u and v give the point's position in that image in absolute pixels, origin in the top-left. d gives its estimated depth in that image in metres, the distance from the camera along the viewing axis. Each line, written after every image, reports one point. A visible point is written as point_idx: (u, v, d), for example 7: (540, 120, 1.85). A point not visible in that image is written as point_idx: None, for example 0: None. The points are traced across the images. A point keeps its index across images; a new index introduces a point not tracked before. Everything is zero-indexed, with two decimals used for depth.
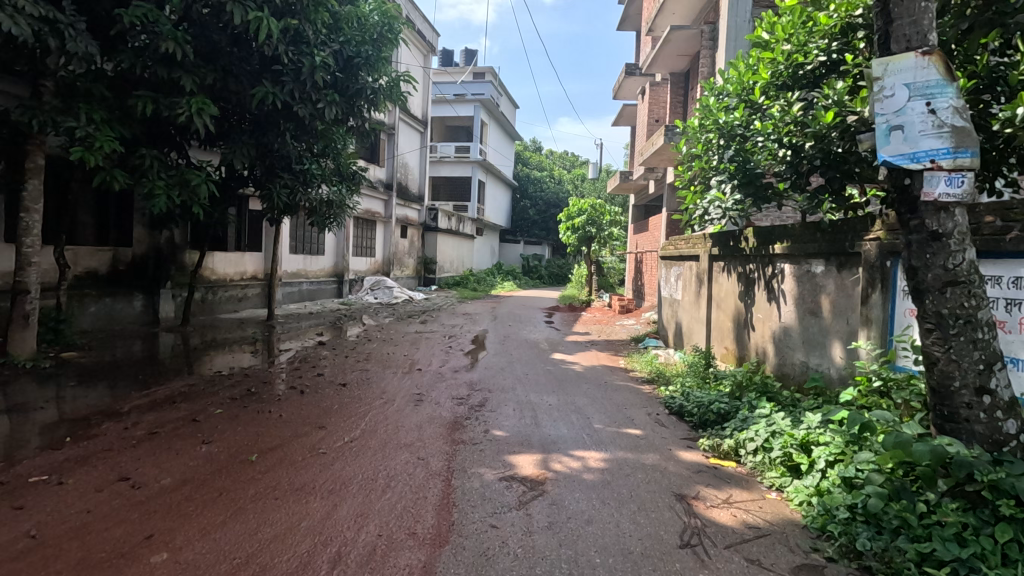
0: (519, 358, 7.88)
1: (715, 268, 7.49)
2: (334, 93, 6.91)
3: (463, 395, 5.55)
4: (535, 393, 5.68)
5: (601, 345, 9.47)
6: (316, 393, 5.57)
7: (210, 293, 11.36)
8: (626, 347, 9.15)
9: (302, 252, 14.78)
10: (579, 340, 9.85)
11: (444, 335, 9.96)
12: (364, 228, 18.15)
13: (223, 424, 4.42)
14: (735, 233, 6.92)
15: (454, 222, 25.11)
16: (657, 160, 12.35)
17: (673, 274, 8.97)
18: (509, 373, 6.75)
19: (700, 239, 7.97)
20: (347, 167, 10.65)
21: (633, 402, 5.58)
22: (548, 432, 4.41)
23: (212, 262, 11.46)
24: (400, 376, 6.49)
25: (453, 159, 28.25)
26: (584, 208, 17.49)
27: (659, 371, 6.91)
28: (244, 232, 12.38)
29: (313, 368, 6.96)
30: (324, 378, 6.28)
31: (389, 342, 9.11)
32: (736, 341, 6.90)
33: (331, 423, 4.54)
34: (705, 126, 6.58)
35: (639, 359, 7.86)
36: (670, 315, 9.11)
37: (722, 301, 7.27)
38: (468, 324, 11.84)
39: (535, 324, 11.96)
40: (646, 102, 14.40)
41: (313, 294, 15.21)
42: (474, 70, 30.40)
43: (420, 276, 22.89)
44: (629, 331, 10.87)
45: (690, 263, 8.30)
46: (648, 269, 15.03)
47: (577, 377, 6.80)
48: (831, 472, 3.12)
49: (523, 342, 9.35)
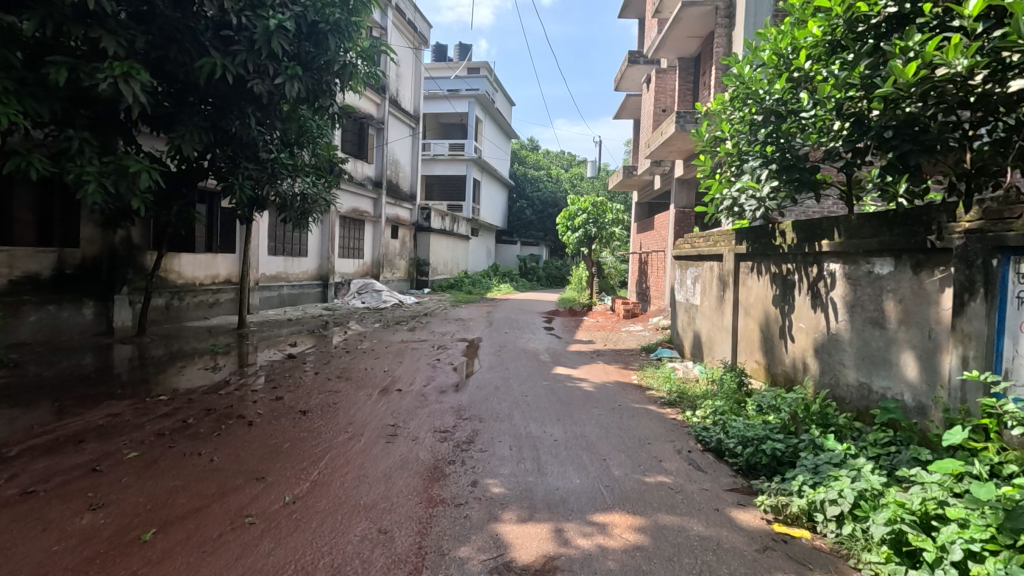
0: (516, 372, 6.84)
1: (742, 268, 6.49)
2: (295, 66, 5.86)
3: (448, 426, 4.51)
4: (536, 422, 4.65)
5: (609, 356, 8.46)
6: (267, 425, 4.52)
7: (175, 298, 10.33)
8: (637, 360, 8.11)
9: (282, 253, 13.75)
10: (583, 351, 8.81)
11: (433, 345, 8.92)
12: (350, 227, 17.10)
13: (130, 476, 3.37)
14: (769, 229, 5.91)
15: (448, 223, 24.06)
16: (666, 152, 11.37)
17: (689, 276, 7.96)
18: (504, 393, 5.72)
19: (722, 236, 6.96)
20: (324, 160, 9.60)
21: (657, 432, 4.56)
22: (556, 484, 3.39)
23: (178, 264, 10.45)
24: (376, 398, 5.46)
25: (447, 157, 27.24)
26: (585, 206, 16.41)
27: (681, 391, 5.89)
28: (215, 232, 11.34)
29: (275, 388, 5.90)
30: (283, 403, 5.23)
31: (369, 354, 8.05)
32: (767, 354, 5.89)
33: (273, 472, 3.49)
34: (734, 103, 5.57)
35: (655, 374, 6.85)
36: (686, 323, 8.09)
37: (750, 307, 6.26)
38: (461, 331, 10.80)
39: (535, 331, 10.93)
40: (651, 91, 13.42)
41: (294, 299, 14.16)
42: (468, 66, 29.41)
43: (412, 278, 21.84)
44: (638, 340, 9.84)
45: (709, 264, 7.28)
46: (653, 270, 14.22)
47: (584, 398, 5.78)
48: (978, 569, 2.12)
49: (521, 353, 8.31)
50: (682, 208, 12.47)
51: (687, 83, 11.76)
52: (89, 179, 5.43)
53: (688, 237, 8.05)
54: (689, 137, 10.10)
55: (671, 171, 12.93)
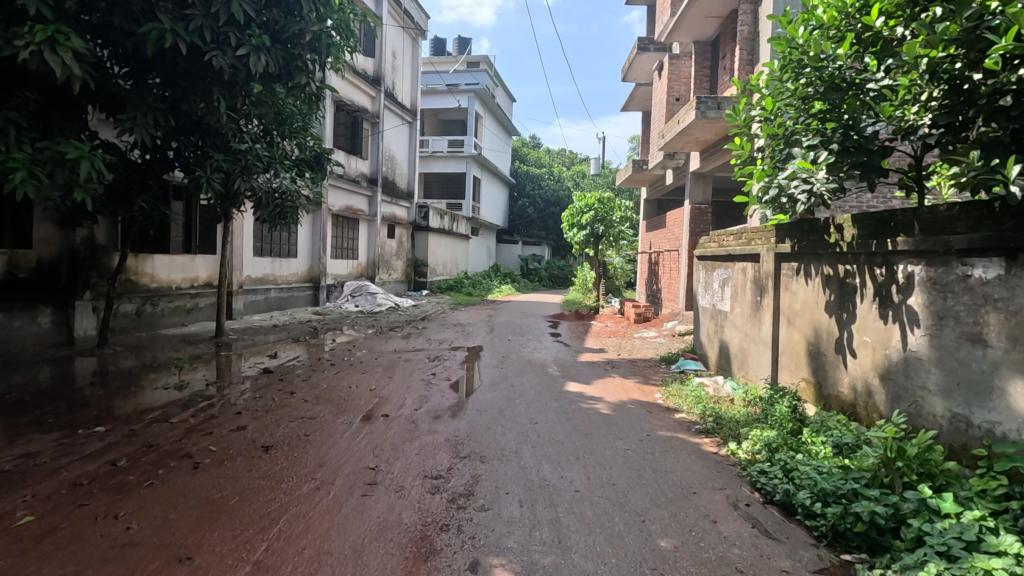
0: (522, 390, 5.95)
1: (784, 270, 5.59)
2: (261, 35, 4.99)
3: (441, 470, 3.63)
4: (549, 462, 3.77)
5: (624, 367, 7.58)
6: (217, 469, 3.63)
7: (147, 304, 9.47)
8: (656, 373, 7.20)
9: (269, 254, 12.89)
10: (595, 361, 7.91)
11: (428, 356, 8.03)
12: (344, 226, 16.27)
13: (8, 560, 2.49)
14: (822, 224, 5.01)
15: (447, 222, 23.16)
16: (682, 142, 10.45)
17: (715, 279, 7.07)
18: (509, 419, 4.83)
19: (760, 233, 6.06)
20: (307, 152, 8.71)
21: (699, 474, 3.69)
22: (584, 567, 2.50)
23: (152, 266, 9.59)
24: (356, 428, 4.58)
25: (446, 154, 26.36)
26: (591, 203, 15.33)
27: (718, 416, 5.00)
28: (193, 232, 10.49)
29: (238, 412, 5.01)
30: (243, 435, 4.33)
31: (355, 368, 7.15)
32: (815, 372, 5.00)
33: (205, 548, 2.61)
34: (784, 72, 4.70)
35: (681, 392, 5.96)
36: (712, 332, 7.19)
37: (794, 316, 5.37)
38: (460, 338, 9.93)
39: (540, 338, 10.03)
40: (663, 79, 12.53)
41: (282, 303, 13.30)
42: (468, 60, 28.51)
43: (410, 280, 20.98)
44: (654, 349, 8.94)
45: (742, 265, 6.39)
46: (666, 271, 13.34)
47: (604, 423, 4.90)
48: None
49: (526, 365, 7.41)
50: (697, 204, 11.62)
51: (703, 68, 10.85)
52: (17, 166, 4.47)
53: (715, 234, 7.16)
54: (709, 126, 9.18)
55: (685, 164, 12.05)
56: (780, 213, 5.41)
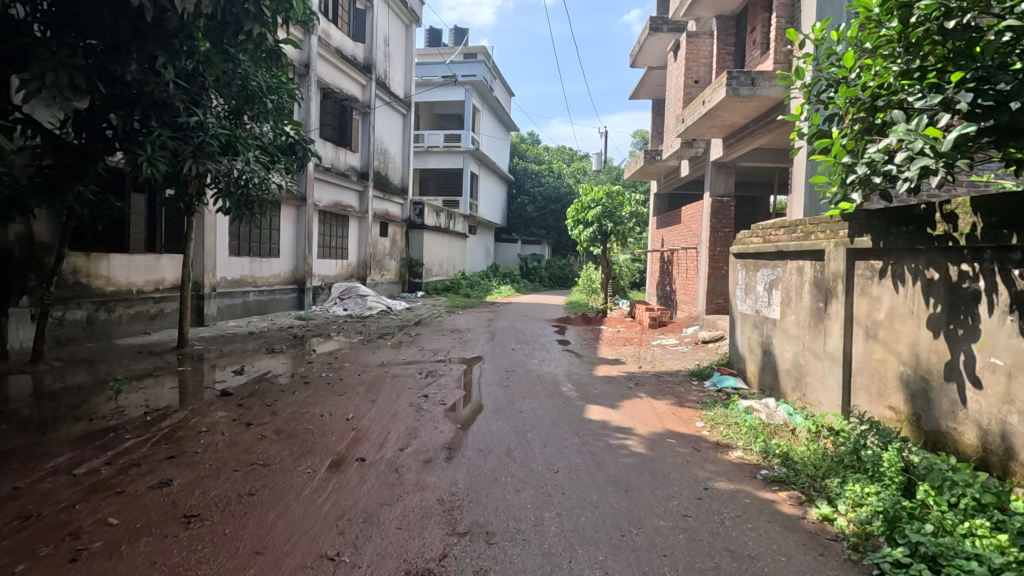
0: (534, 418, 4.86)
1: (860, 270, 4.52)
2: None
3: (432, 562, 2.52)
4: (584, 546, 2.66)
5: (650, 383, 6.51)
6: (108, 560, 2.51)
7: (102, 310, 8.34)
8: (689, 393, 6.07)
9: (249, 253, 11.80)
10: (615, 376, 6.79)
11: (421, 370, 6.92)
12: (333, 224, 15.16)
13: None
14: (920, 211, 3.93)
15: (444, 220, 22.03)
16: (705, 127, 9.38)
17: (759, 280, 5.99)
18: (522, 465, 3.73)
19: (822, 226, 5.00)
20: (279, 136, 7.60)
21: (802, 565, 2.58)
22: None
23: (107, 267, 8.47)
24: (320, 482, 3.46)
25: (442, 149, 25.28)
26: (599, 197, 14.25)
27: (790, 459, 3.90)
28: (158, 230, 9.41)
29: (170, 453, 3.86)
30: (164, 497, 3.20)
31: (334, 387, 6.02)
32: (915, 402, 3.93)
33: None
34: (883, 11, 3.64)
35: (729, 422, 4.89)
36: (754, 343, 6.10)
37: (877, 328, 4.29)
38: (458, 347, 8.83)
39: (548, 346, 8.94)
40: (678, 61, 11.46)
41: (263, 307, 12.18)
42: (464, 52, 27.41)
43: (404, 281, 19.83)
44: (680, 361, 7.84)
45: (798, 264, 5.31)
46: (682, 270, 12.26)
47: (644, 466, 3.81)
48: None
49: (536, 383, 6.29)
50: (719, 196, 10.61)
51: (727, 46, 9.75)
52: None
53: (759, 227, 6.08)
54: (740, 107, 8.07)
55: (705, 152, 10.95)
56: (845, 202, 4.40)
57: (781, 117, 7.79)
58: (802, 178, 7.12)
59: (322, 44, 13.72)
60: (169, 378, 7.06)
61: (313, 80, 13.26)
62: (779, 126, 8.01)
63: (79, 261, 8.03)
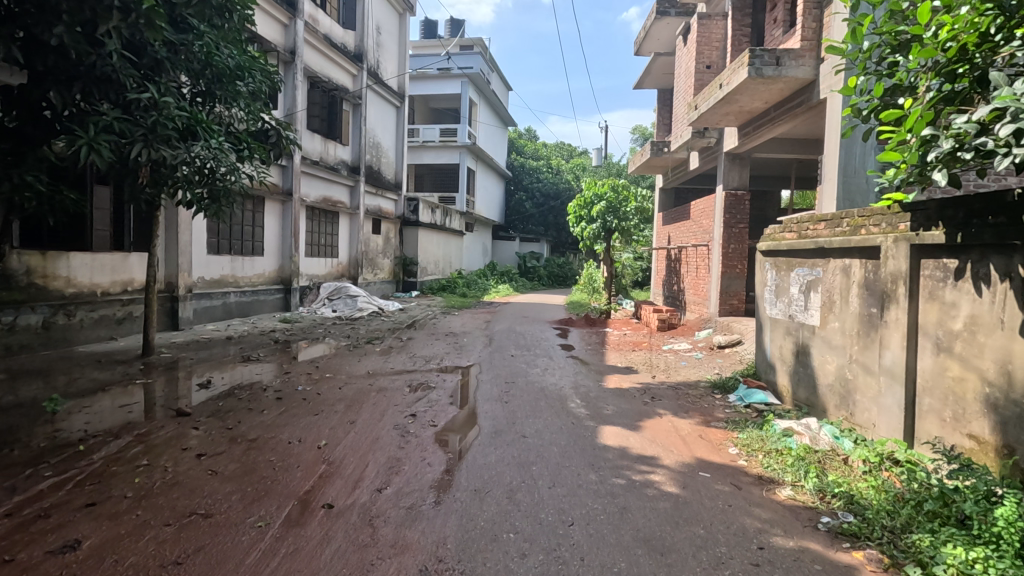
0: (539, 445, 4.13)
1: (929, 270, 3.79)
2: None
3: None
4: None
5: (667, 397, 5.78)
6: None
7: (60, 314, 7.58)
8: (713, 409, 5.35)
9: (229, 251, 11.04)
10: (627, 388, 6.06)
11: (410, 382, 6.18)
12: (322, 220, 14.40)
13: None
14: (1012, 198, 3.20)
15: (439, 216, 21.24)
16: (720, 114, 8.62)
17: (793, 281, 5.26)
18: (528, 514, 3.00)
19: (875, 217, 4.28)
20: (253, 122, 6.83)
21: None
22: None
23: (65, 267, 7.70)
24: (270, 543, 2.71)
25: (438, 144, 24.46)
26: (602, 192, 13.49)
27: (857, 504, 3.18)
28: (126, 227, 8.67)
29: (91, 500, 3.12)
30: (62, 567, 2.46)
31: (310, 403, 5.28)
32: (1009, 431, 3.21)
33: None
34: None
35: (768, 450, 4.16)
36: (786, 353, 5.38)
37: (952, 340, 3.57)
38: (453, 353, 8.11)
39: (551, 353, 8.22)
40: (688, 45, 10.71)
41: (245, 309, 11.42)
42: (461, 43, 26.56)
43: (398, 280, 19.06)
44: (696, 369, 7.11)
45: (843, 263, 4.58)
46: (691, 269, 11.55)
47: (678, 514, 3.07)
48: None
49: (539, 398, 5.55)
50: (732, 190, 9.90)
51: (743, 27, 9.02)
52: None
53: (792, 221, 5.37)
54: (762, 89, 7.32)
55: (718, 142, 10.21)
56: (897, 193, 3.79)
57: (807, 102, 7.07)
58: (835, 167, 6.39)
59: (308, 29, 12.91)
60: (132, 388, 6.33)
61: (298, 68, 12.48)
62: (804, 112, 7.27)
63: (33, 260, 7.28)
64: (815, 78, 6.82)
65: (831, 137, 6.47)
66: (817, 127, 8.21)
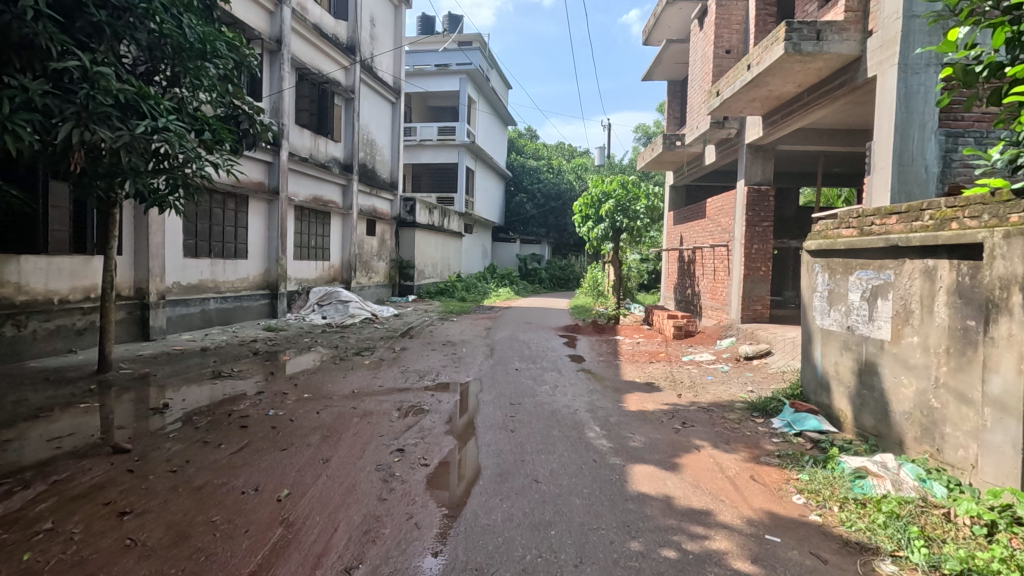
0: (555, 496, 3.29)
1: None
2: None
3: None
4: None
5: (701, 423, 4.94)
6: None
7: (9, 324, 6.74)
8: (758, 439, 4.49)
9: (209, 253, 10.21)
10: (651, 412, 5.21)
11: (399, 405, 5.33)
12: (312, 221, 13.57)
13: None
14: None
15: (437, 217, 20.40)
16: (746, 100, 7.80)
17: (853, 286, 4.42)
18: None
19: (973, 207, 3.44)
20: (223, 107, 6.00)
21: None
22: None
23: (15, 271, 6.87)
24: None
25: (436, 143, 23.64)
26: (610, 189, 12.66)
27: None
28: (88, 228, 7.85)
29: None
30: None
31: (279, 434, 4.44)
32: None
33: None
34: None
35: (846, 501, 3.29)
36: (843, 372, 4.53)
37: None
38: (450, 367, 7.27)
39: (559, 366, 7.38)
40: (704, 28, 9.90)
41: (226, 317, 10.57)
42: (459, 40, 25.80)
43: (394, 283, 18.23)
44: (726, 386, 6.26)
45: (925, 265, 3.74)
46: (707, 271, 10.73)
47: None
48: None
49: (551, 425, 4.71)
50: (755, 185, 9.07)
51: (768, 5, 8.21)
52: None
53: (850, 215, 4.55)
54: (798, 69, 6.49)
55: (738, 133, 9.39)
56: (999, 178, 3.25)
57: (849, 83, 6.25)
58: (888, 156, 5.55)
59: (295, 17, 12.08)
60: (82, 408, 5.48)
61: (285, 58, 11.65)
62: (847, 94, 6.44)
63: None
64: (860, 55, 6.00)
65: (882, 122, 5.64)
66: (854, 113, 7.38)
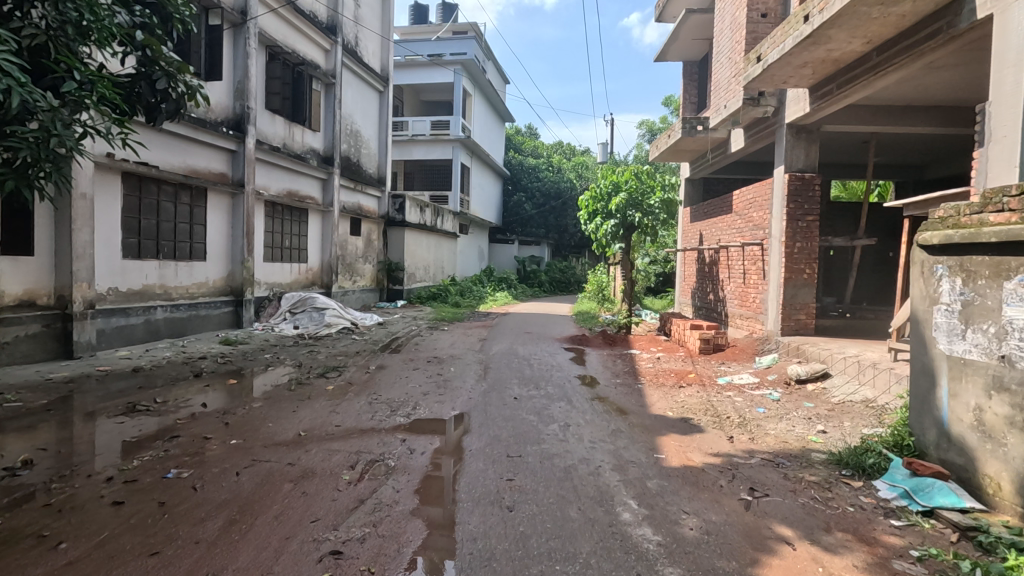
0: None
1: None
2: None
3: None
4: None
5: (776, 488, 3.50)
6: None
7: None
8: (870, 524, 3.04)
9: (156, 253, 8.74)
10: (702, 470, 3.77)
11: (353, 460, 3.86)
12: (286, 218, 12.13)
13: None
14: None
15: (430, 217, 18.96)
16: (795, 65, 6.39)
17: (1014, 297, 2.96)
18: None
19: None
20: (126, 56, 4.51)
21: None
22: None
23: None
24: None
25: (429, 137, 22.23)
26: (621, 182, 11.22)
27: None
28: None
29: None
30: None
31: (161, 520, 2.96)
32: None
33: None
34: None
35: None
36: (995, 424, 3.06)
37: None
38: (434, 394, 5.83)
39: (568, 392, 5.94)
40: None
41: (178, 328, 9.11)
42: (454, 30, 24.45)
43: (382, 287, 16.81)
44: (787, 424, 4.81)
45: None
46: (735, 275, 9.33)
47: None
48: None
49: (565, 497, 3.27)
50: (798, 172, 7.64)
51: None
52: None
53: (1003, 193, 3.11)
54: (875, 15, 5.08)
55: (776, 112, 7.95)
56: None
57: (945, 31, 4.83)
58: (1015, 117, 4.13)
59: None
60: None
61: (250, 32, 10.23)
62: (939, 47, 5.02)
63: None
64: None
65: (1004, 73, 4.22)
66: (933, 79, 5.95)
